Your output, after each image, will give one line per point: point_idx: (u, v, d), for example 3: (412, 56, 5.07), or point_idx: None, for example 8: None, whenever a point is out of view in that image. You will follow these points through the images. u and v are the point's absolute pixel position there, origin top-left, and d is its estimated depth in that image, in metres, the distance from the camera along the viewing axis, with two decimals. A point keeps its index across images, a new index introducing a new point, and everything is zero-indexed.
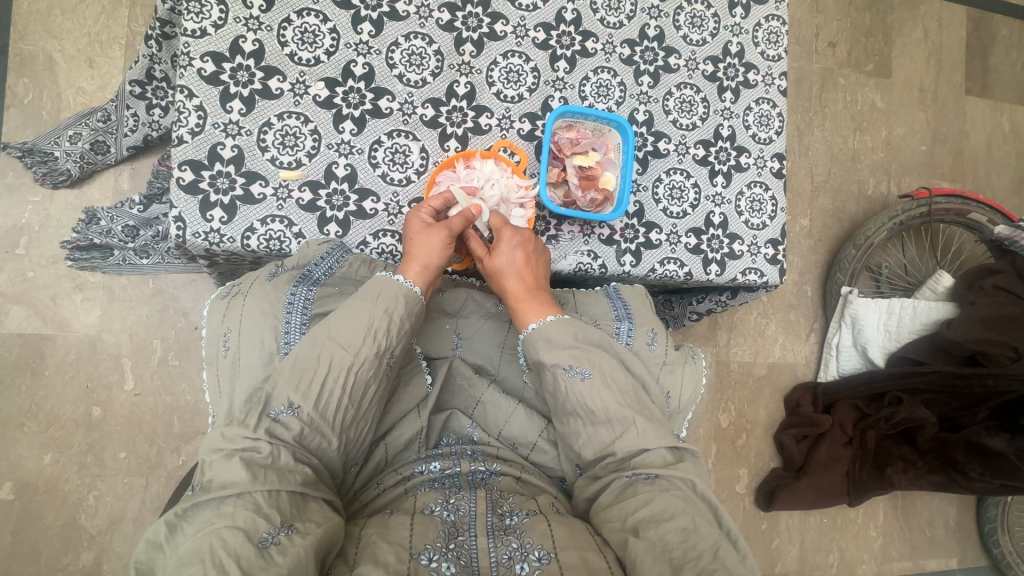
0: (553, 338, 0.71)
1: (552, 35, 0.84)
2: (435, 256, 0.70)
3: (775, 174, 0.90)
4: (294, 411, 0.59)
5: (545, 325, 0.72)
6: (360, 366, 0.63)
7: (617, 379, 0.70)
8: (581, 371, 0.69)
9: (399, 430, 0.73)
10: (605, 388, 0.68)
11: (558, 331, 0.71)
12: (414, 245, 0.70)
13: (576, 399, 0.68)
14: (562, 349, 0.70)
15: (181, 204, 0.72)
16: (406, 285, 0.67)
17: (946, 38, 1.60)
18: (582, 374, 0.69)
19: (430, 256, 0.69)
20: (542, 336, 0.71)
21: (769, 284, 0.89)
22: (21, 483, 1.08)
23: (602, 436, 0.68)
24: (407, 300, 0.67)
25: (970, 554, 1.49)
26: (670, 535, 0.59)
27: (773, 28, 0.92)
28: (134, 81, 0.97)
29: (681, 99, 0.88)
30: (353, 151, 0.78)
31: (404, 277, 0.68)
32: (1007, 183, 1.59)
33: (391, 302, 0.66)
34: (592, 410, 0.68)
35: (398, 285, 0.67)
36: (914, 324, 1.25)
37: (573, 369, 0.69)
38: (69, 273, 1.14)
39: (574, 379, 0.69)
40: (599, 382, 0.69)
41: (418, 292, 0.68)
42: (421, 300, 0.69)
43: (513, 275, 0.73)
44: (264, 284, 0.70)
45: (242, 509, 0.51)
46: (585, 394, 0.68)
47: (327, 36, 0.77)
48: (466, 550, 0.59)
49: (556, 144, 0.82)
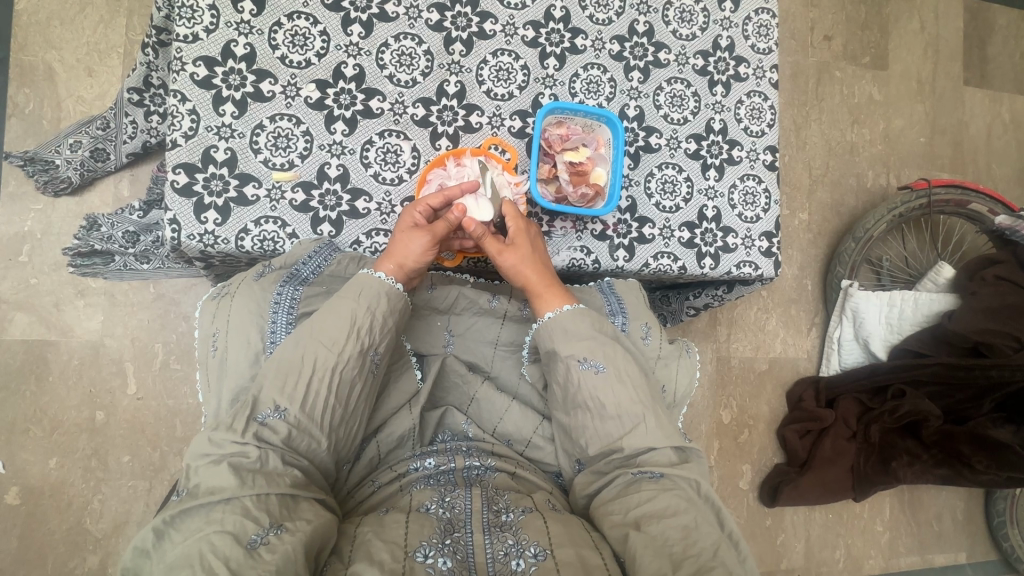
0: (570, 329, 0.71)
1: (541, 32, 0.84)
2: (416, 258, 0.70)
3: (768, 166, 0.90)
4: (281, 414, 0.60)
5: (561, 315, 0.72)
6: (346, 364, 0.64)
7: (625, 373, 0.70)
8: (595, 365, 0.69)
9: (389, 427, 0.74)
10: (619, 383, 0.69)
11: (576, 321, 0.71)
12: (396, 245, 0.70)
13: (587, 392, 0.69)
14: (579, 340, 0.71)
15: (175, 207, 0.72)
16: (388, 282, 0.68)
17: (943, 29, 1.59)
18: (596, 368, 0.69)
19: (410, 257, 0.70)
20: (558, 325, 0.71)
21: (765, 277, 0.89)
22: (27, 487, 1.10)
23: (609, 429, 0.68)
24: (389, 296, 0.68)
25: (979, 548, 1.48)
26: (669, 531, 0.59)
27: (763, 20, 0.92)
28: (132, 88, 0.98)
29: (673, 94, 0.88)
30: (345, 151, 0.78)
31: (382, 272, 0.69)
32: (1008, 172, 1.58)
33: (373, 299, 0.66)
34: (603, 405, 0.68)
35: (380, 281, 0.68)
36: (915, 317, 1.24)
37: (588, 361, 0.70)
38: (72, 279, 1.15)
39: (589, 372, 0.69)
40: (613, 376, 0.69)
41: (398, 287, 0.69)
42: (403, 295, 0.69)
43: (524, 266, 0.73)
44: (251, 284, 0.70)
45: (231, 514, 0.51)
46: (597, 387, 0.68)
47: (318, 38, 0.78)
48: (463, 545, 0.59)
49: (547, 141, 0.82)
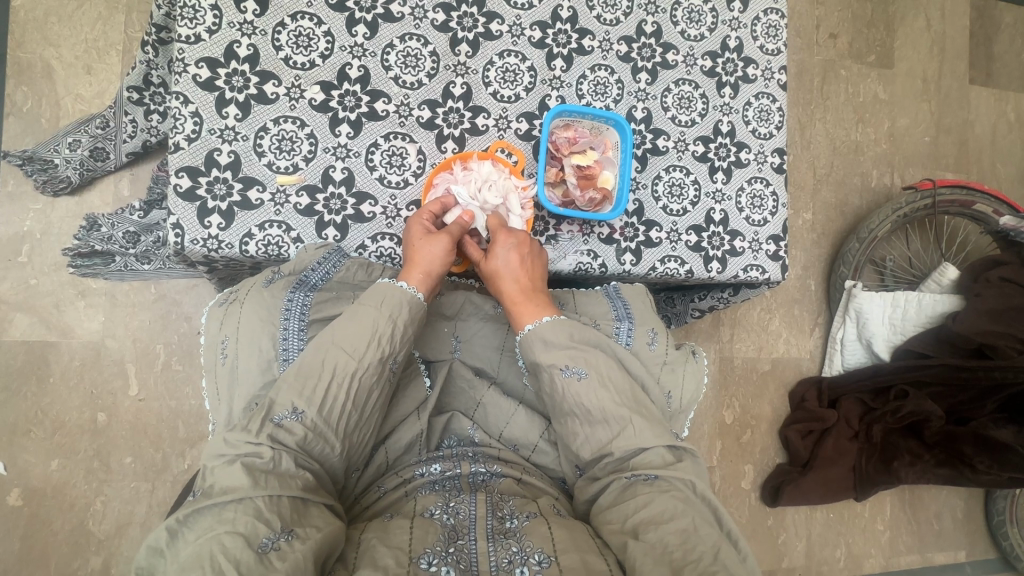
0: (550, 339, 0.70)
1: (548, 33, 0.83)
2: (439, 261, 0.70)
3: (776, 169, 0.89)
4: (298, 416, 0.59)
5: (541, 326, 0.71)
6: (364, 371, 0.63)
7: (607, 378, 0.69)
8: (578, 371, 0.69)
9: (399, 434, 0.73)
10: (602, 388, 0.68)
11: (554, 331, 0.71)
12: (417, 251, 0.70)
13: (571, 398, 0.68)
14: (559, 349, 0.70)
15: (179, 211, 0.71)
16: (410, 292, 0.67)
17: (950, 27, 1.58)
18: (578, 374, 0.69)
19: (435, 261, 0.70)
20: (537, 337, 0.71)
21: (771, 281, 0.89)
22: (29, 489, 1.09)
23: (598, 435, 0.68)
24: (411, 305, 0.67)
25: (978, 547, 1.49)
26: (668, 537, 0.58)
27: (772, 21, 0.91)
28: (132, 87, 0.97)
29: (680, 95, 0.87)
30: (350, 154, 0.77)
31: (406, 282, 0.68)
32: (1012, 172, 1.57)
33: (395, 308, 0.66)
34: (589, 409, 0.68)
35: (402, 291, 0.67)
36: (919, 318, 1.24)
37: (570, 369, 0.69)
38: (72, 280, 1.14)
39: (572, 379, 0.69)
40: (595, 380, 0.69)
41: (421, 298, 0.68)
42: (424, 306, 0.68)
43: (506, 279, 0.72)
44: (262, 290, 0.70)
45: (243, 514, 0.51)
46: (580, 393, 0.68)
47: (322, 39, 0.77)
48: (466, 554, 0.58)
49: (554, 143, 0.81)
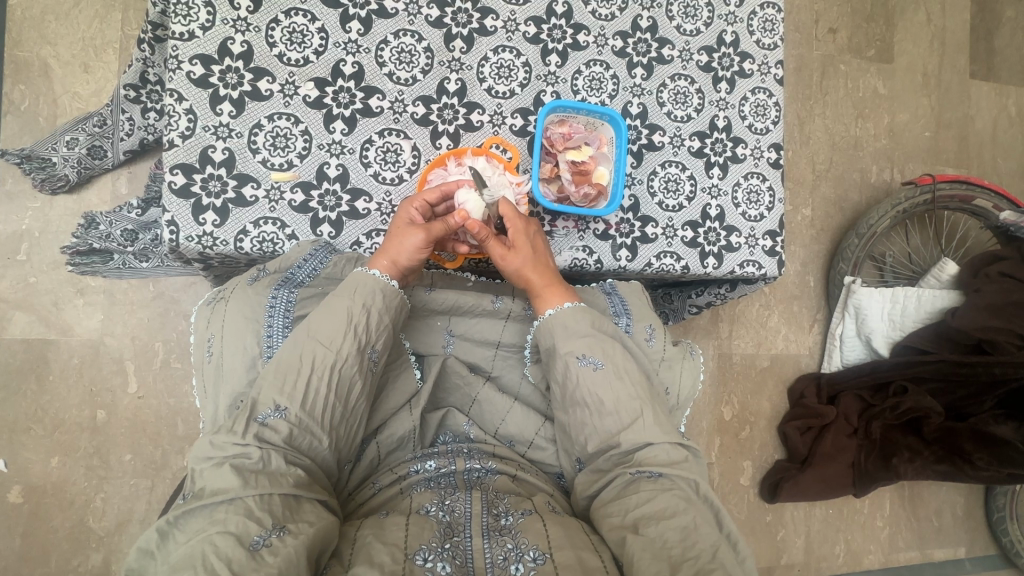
0: (570, 326, 0.71)
1: (543, 28, 0.83)
2: (413, 253, 0.69)
3: (772, 164, 0.89)
4: (281, 413, 0.59)
5: (562, 311, 0.72)
6: (344, 362, 0.64)
7: (623, 369, 0.70)
8: (594, 361, 0.70)
9: (390, 428, 0.74)
10: (617, 379, 0.69)
11: (575, 318, 0.72)
12: (391, 242, 0.70)
13: (584, 387, 0.69)
14: (578, 337, 0.71)
15: (173, 208, 0.72)
16: (382, 279, 0.68)
17: (950, 21, 1.57)
18: (595, 364, 0.69)
19: (408, 253, 0.69)
20: (560, 323, 0.72)
21: (768, 276, 0.89)
22: (30, 486, 1.10)
23: (608, 425, 0.68)
24: (384, 293, 0.68)
25: (978, 543, 1.48)
26: (668, 533, 0.58)
27: (769, 15, 0.91)
28: (128, 85, 0.96)
29: (676, 90, 0.87)
30: (345, 151, 0.77)
31: (376, 269, 0.69)
32: (1013, 166, 1.57)
33: (368, 296, 0.67)
34: (602, 401, 0.68)
35: (375, 279, 0.68)
36: (918, 314, 1.23)
37: (587, 358, 0.70)
38: (70, 278, 1.15)
39: (587, 368, 0.69)
40: (611, 372, 0.69)
41: (393, 285, 0.69)
42: (398, 292, 0.69)
43: (522, 271, 0.73)
44: (246, 288, 0.70)
45: (234, 514, 0.51)
46: (595, 382, 0.69)
47: (316, 35, 0.77)
48: (462, 550, 0.58)
49: (549, 139, 0.82)
